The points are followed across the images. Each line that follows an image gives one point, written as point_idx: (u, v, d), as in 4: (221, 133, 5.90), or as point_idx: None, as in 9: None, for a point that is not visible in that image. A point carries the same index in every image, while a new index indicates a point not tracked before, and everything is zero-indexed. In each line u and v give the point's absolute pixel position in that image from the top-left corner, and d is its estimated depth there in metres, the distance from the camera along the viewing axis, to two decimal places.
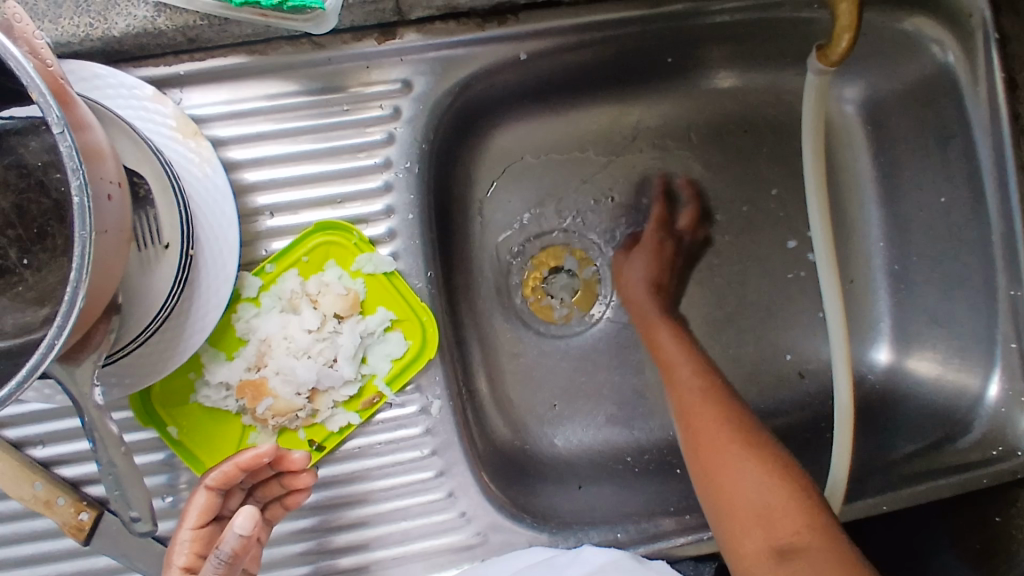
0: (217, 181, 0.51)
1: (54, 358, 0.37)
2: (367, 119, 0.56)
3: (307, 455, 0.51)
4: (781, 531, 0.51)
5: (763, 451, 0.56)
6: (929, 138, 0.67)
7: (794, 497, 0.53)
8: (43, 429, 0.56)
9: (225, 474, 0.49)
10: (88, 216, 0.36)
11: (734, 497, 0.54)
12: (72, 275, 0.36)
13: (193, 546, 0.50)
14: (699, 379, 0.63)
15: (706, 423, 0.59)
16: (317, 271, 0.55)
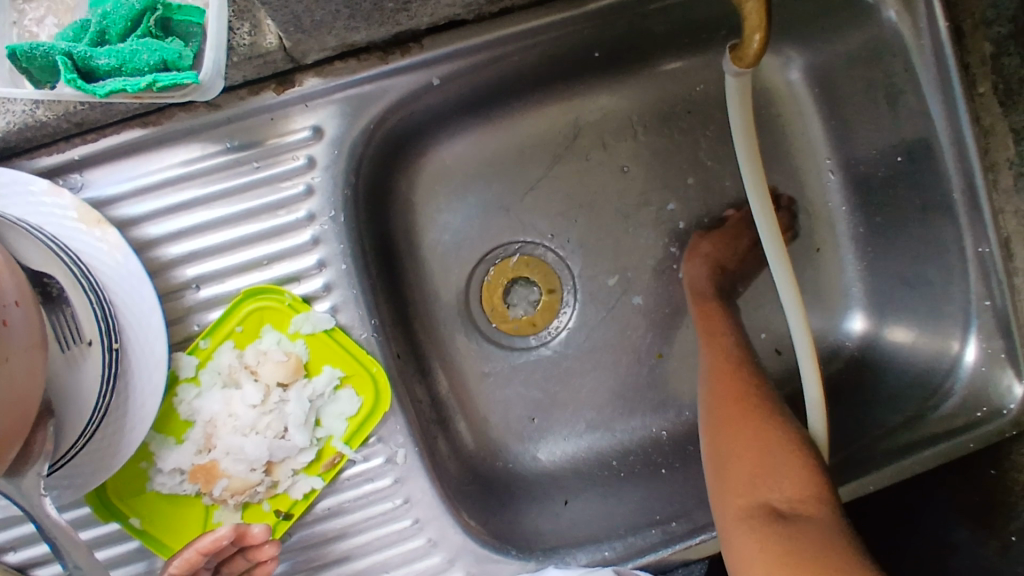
0: (130, 267, 0.49)
1: None
2: (282, 173, 0.53)
3: (268, 526, 0.49)
4: (779, 494, 0.54)
5: (777, 423, 0.59)
6: (876, 98, 0.64)
7: (801, 467, 0.55)
8: (9, 534, 0.54)
9: (187, 561, 0.48)
10: None
11: (745, 457, 0.57)
12: None
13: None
14: (739, 353, 0.65)
15: (732, 388, 0.62)
16: (254, 339, 0.53)
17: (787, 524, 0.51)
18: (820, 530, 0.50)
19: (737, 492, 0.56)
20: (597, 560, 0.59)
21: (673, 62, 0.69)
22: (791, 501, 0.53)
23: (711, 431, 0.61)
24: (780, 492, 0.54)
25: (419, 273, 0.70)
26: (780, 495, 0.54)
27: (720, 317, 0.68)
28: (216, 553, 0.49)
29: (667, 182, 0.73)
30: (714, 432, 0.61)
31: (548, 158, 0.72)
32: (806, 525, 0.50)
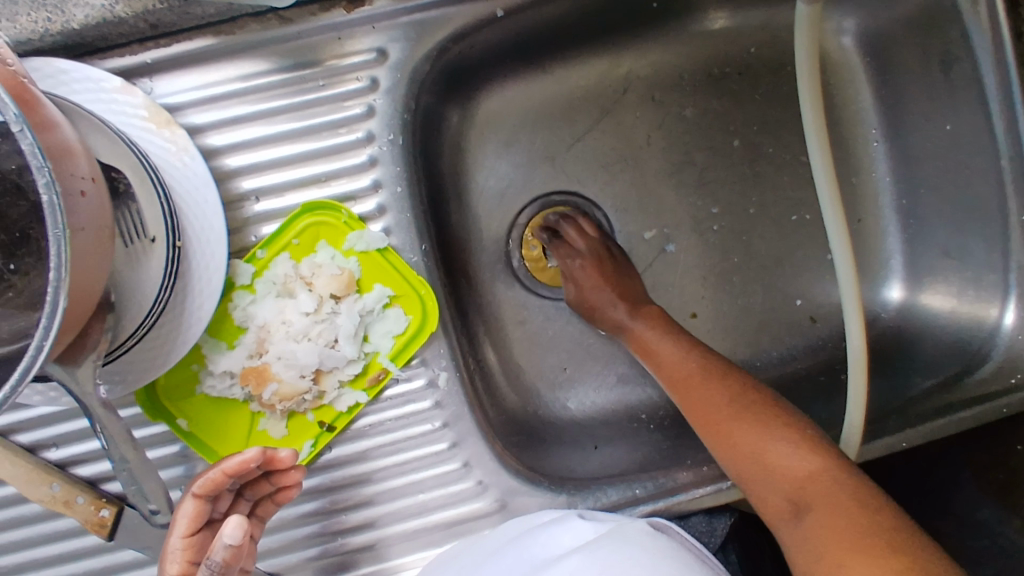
0: (196, 169, 0.50)
1: (46, 359, 0.35)
2: (344, 93, 0.54)
3: (297, 451, 0.49)
4: (789, 485, 0.52)
5: (766, 412, 0.56)
6: (930, 65, 0.63)
7: (796, 449, 0.53)
8: (54, 431, 0.56)
9: (213, 481, 0.47)
10: (60, 214, 0.34)
11: (743, 458, 0.55)
12: (51, 274, 0.34)
13: (186, 554, 0.47)
14: (683, 362, 0.63)
15: (704, 398, 0.59)
16: (309, 253, 0.54)
17: (808, 520, 0.49)
18: (841, 511, 0.48)
19: (762, 497, 0.53)
20: (627, 498, 0.59)
21: (722, 22, 0.71)
22: (799, 486, 0.51)
23: (705, 441, 0.59)
24: (788, 481, 0.52)
25: (464, 216, 0.70)
26: (789, 488, 0.51)
27: (658, 333, 0.65)
28: (241, 475, 0.49)
29: (713, 143, 0.74)
30: (705, 433, 0.59)
31: (597, 112, 0.73)
32: (823, 515, 0.48)
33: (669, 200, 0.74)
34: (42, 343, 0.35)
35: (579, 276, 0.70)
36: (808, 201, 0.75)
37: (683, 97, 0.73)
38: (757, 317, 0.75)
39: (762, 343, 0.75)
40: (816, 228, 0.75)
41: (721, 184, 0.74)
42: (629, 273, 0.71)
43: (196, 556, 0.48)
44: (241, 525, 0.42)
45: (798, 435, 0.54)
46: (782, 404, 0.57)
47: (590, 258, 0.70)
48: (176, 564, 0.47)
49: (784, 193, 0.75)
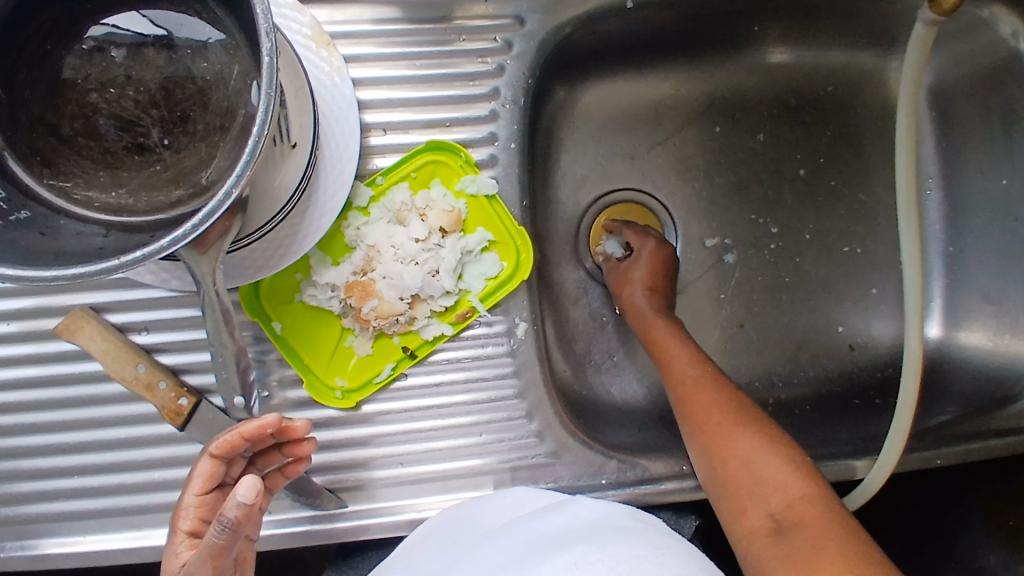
0: (344, 90, 0.54)
1: (231, 203, 0.42)
2: (481, 50, 0.59)
3: (310, 422, 0.50)
4: (776, 502, 0.51)
5: (765, 430, 0.56)
6: (993, 125, 0.69)
7: (787, 468, 0.53)
8: (148, 315, 0.57)
9: (229, 443, 0.48)
10: (275, 76, 0.40)
11: (732, 470, 0.54)
12: (256, 129, 0.40)
13: (199, 511, 0.49)
14: (692, 367, 0.62)
15: (707, 401, 0.59)
16: (425, 188, 0.59)
17: (792, 539, 0.49)
18: (826, 537, 0.47)
19: (741, 515, 0.53)
20: (673, 472, 0.62)
21: (809, 56, 0.78)
22: (785, 506, 0.51)
23: (693, 442, 0.58)
24: (774, 499, 0.51)
25: (544, 194, 0.75)
26: (776, 504, 0.51)
27: (673, 337, 0.66)
28: (256, 441, 0.50)
29: (781, 166, 0.79)
30: (696, 440, 0.58)
31: (680, 120, 0.78)
32: (811, 534, 0.48)
33: (733, 213, 0.79)
34: (231, 189, 0.41)
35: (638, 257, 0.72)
36: (859, 235, 0.79)
37: (760, 120, 0.79)
38: (798, 336, 0.78)
39: (802, 361, 0.77)
40: (865, 261, 0.79)
41: (783, 207, 0.79)
42: (671, 283, 0.73)
43: (207, 514, 0.50)
44: (254, 485, 0.41)
45: (794, 456, 0.53)
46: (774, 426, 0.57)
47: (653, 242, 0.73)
48: (188, 519, 0.49)
49: (840, 223, 0.79)
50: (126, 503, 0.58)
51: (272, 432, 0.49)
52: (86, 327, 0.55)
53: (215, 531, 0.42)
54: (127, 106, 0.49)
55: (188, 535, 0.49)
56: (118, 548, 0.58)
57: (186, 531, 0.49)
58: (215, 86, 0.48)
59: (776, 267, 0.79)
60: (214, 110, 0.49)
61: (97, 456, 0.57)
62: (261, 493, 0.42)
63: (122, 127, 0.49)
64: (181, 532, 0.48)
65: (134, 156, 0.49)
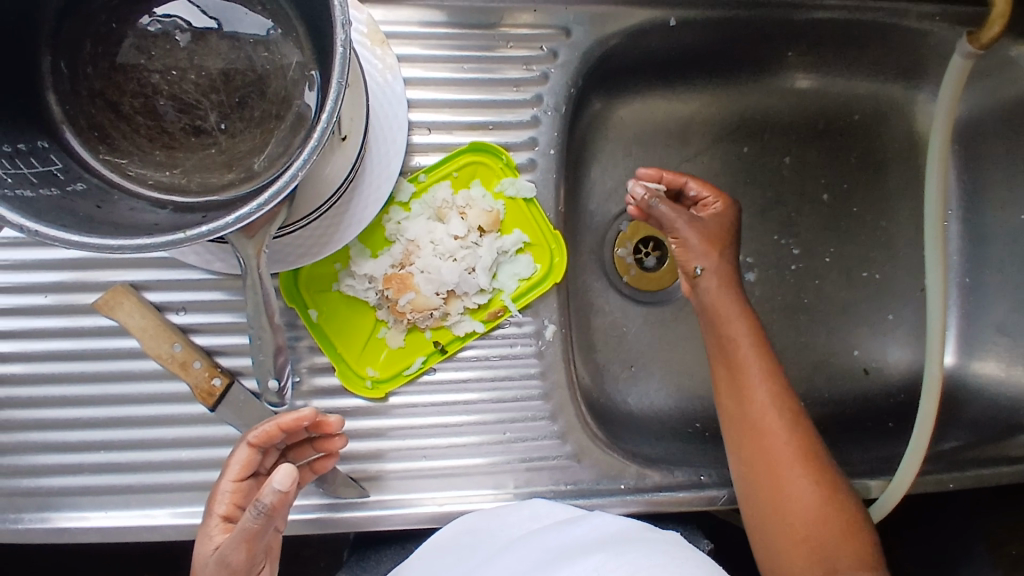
0: (395, 88, 0.56)
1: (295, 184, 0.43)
2: (525, 57, 0.61)
3: (343, 418, 0.53)
4: (839, 561, 0.55)
5: (830, 482, 0.58)
6: (1015, 159, 0.71)
7: (849, 530, 0.56)
8: (186, 295, 0.59)
9: (266, 432, 0.51)
10: (347, 65, 0.40)
11: (797, 522, 0.57)
12: (324, 116, 0.41)
13: (234, 497, 0.52)
14: (772, 407, 0.60)
15: (782, 449, 0.59)
16: (465, 187, 0.60)
17: None
18: None
19: (794, 562, 0.56)
20: (691, 481, 0.63)
21: (838, 84, 0.79)
22: (846, 567, 0.55)
23: (749, 472, 0.59)
24: (837, 559, 0.55)
25: (573, 203, 0.76)
26: (839, 561, 0.55)
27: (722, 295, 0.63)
28: (291, 433, 0.53)
29: (805, 188, 0.80)
30: (756, 480, 0.58)
31: (710, 138, 0.80)
32: None
33: (757, 232, 0.80)
34: (296, 172, 0.42)
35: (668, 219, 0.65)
36: (878, 261, 0.80)
37: (788, 143, 0.80)
38: (814, 357, 0.79)
39: (817, 381, 0.78)
40: (883, 287, 0.80)
41: (806, 229, 0.80)
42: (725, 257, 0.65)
43: (241, 500, 0.52)
44: (289, 473, 0.45)
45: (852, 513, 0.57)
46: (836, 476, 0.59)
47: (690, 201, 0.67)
48: (224, 504, 0.52)
49: (860, 249, 0.80)
50: (150, 480, 0.58)
51: (307, 425, 0.53)
52: (126, 303, 0.56)
53: (250, 517, 0.45)
54: (187, 89, 0.50)
55: (222, 520, 0.51)
56: (139, 524, 0.58)
57: (221, 515, 0.51)
58: (274, 76, 0.50)
59: (795, 287, 0.80)
60: (271, 99, 0.50)
61: (126, 432, 0.58)
62: (294, 480, 0.45)
63: (181, 108, 0.50)
64: (215, 516, 0.51)
65: (191, 137, 0.50)
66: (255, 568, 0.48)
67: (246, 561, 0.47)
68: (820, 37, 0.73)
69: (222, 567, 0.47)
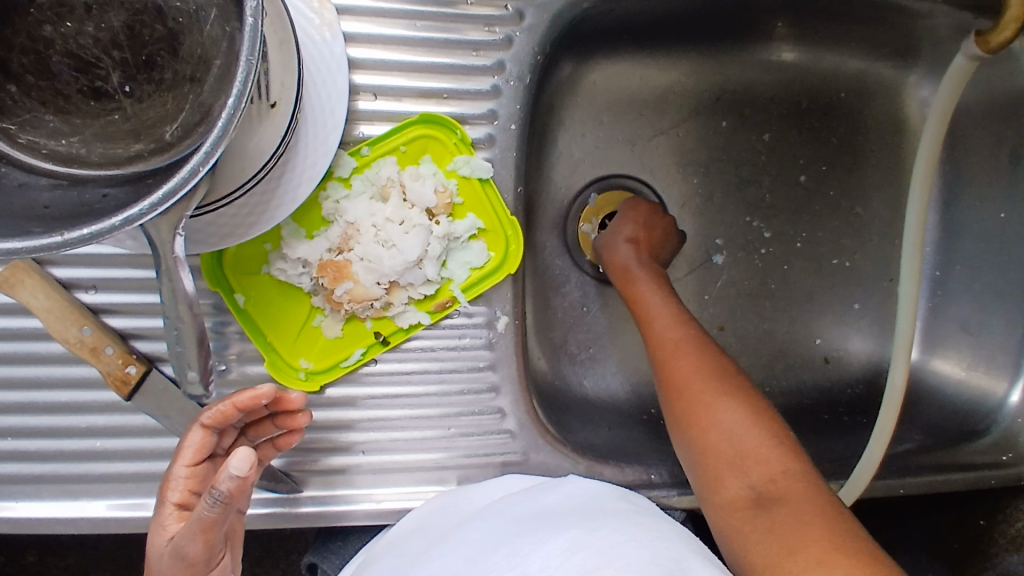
0: (335, 48, 0.50)
1: (194, 184, 0.36)
2: (488, 17, 0.54)
3: (306, 395, 0.49)
4: (756, 474, 0.48)
5: (742, 392, 0.53)
6: (998, 155, 0.66)
7: (768, 442, 0.50)
8: (97, 272, 0.52)
9: (222, 412, 0.47)
10: (258, 40, 0.35)
11: (715, 443, 0.51)
12: (231, 100, 0.36)
13: (189, 483, 0.49)
14: (674, 329, 0.59)
15: (688, 368, 0.56)
16: (414, 163, 0.54)
17: (773, 512, 0.46)
18: (806, 512, 0.45)
19: (716, 488, 0.50)
20: (642, 480, 0.61)
21: (825, 58, 0.74)
22: (766, 479, 0.48)
23: (675, 416, 0.55)
24: (757, 472, 0.48)
25: (537, 175, 0.71)
26: (758, 474, 0.48)
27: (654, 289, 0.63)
28: (249, 412, 0.49)
29: (781, 168, 0.75)
30: (672, 408, 0.55)
31: (684, 110, 0.74)
32: (796, 513, 0.45)
33: (728, 213, 0.76)
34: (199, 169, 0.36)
35: (626, 222, 0.69)
36: (850, 248, 0.76)
37: (767, 118, 0.75)
38: (776, 344, 0.76)
39: (776, 369, 0.75)
40: (853, 277, 0.76)
41: (778, 212, 0.76)
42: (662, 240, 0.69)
43: (197, 485, 0.50)
44: (249, 457, 0.41)
45: (780, 431, 0.51)
46: (757, 392, 0.54)
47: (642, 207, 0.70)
48: (178, 491, 0.49)
49: (833, 234, 0.76)
50: (62, 471, 0.54)
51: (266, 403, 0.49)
52: (28, 281, 0.49)
53: (208, 504, 0.42)
54: (84, 44, 0.41)
55: (177, 507, 0.49)
56: (50, 517, 0.54)
57: (175, 503, 0.49)
58: (188, 30, 0.42)
59: (763, 272, 0.76)
60: (185, 58, 0.43)
61: (33, 419, 0.53)
62: (255, 464, 0.41)
63: (78, 67, 0.42)
64: (169, 503, 0.48)
65: (89, 101, 0.42)
66: (214, 557, 0.47)
67: (204, 551, 0.45)
68: (808, 7, 0.68)
69: (178, 560, 0.45)
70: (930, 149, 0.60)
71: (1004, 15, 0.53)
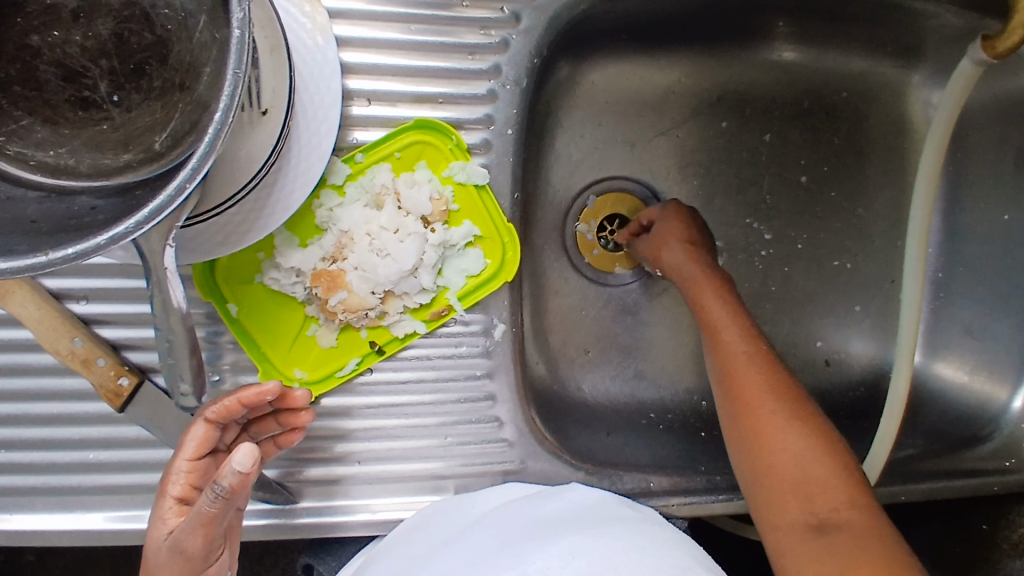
0: (327, 53, 0.49)
1: (178, 204, 0.35)
2: (484, 20, 0.53)
3: (310, 392, 0.49)
4: (821, 502, 0.47)
5: (807, 412, 0.52)
6: (1004, 158, 0.65)
7: (835, 470, 0.48)
8: (88, 282, 0.52)
9: (226, 407, 0.47)
10: (245, 53, 0.34)
11: (779, 465, 0.50)
12: (218, 116, 0.35)
13: (189, 477, 0.48)
14: (741, 341, 0.57)
15: (753, 383, 0.54)
16: (408, 170, 0.53)
17: (837, 542, 0.45)
18: (870, 547, 0.44)
19: (774, 509, 0.49)
20: (641, 488, 0.60)
21: (827, 57, 0.73)
22: (831, 508, 0.47)
23: (735, 430, 0.53)
24: (820, 499, 0.47)
25: (536, 177, 0.70)
26: (823, 503, 0.47)
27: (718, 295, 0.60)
28: (253, 408, 0.48)
29: (783, 169, 0.74)
30: (733, 422, 0.54)
31: (685, 110, 0.73)
32: (860, 547, 0.44)
33: (729, 215, 0.75)
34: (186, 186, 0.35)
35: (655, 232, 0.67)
36: (852, 250, 0.75)
37: (769, 119, 0.74)
38: (777, 347, 0.75)
39: None
40: (854, 279, 0.75)
41: (780, 214, 0.75)
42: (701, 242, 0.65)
43: (198, 480, 0.48)
44: (252, 453, 0.41)
45: (845, 458, 0.49)
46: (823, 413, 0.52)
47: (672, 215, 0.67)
48: (178, 485, 0.47)
49: (835, 235, 0.75)
50: (55, 482, 0.53)
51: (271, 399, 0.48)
52: (19, 292, 0.49)
53: (209, 499, 0.42)
54: (71, 53, 0.40)
55: (177, 502, 0.47)
56: (43, 529, 0.53)
57: (175, 497, 0.47)
58: (178, 38, 0.41)
59: (764, 274, 0.75)
60: (174, 65, 0.42)
61: (24, 431, 0.52)
62: (258, 460, 0.41)
63: (65, 76, 0.41)
64: (169, 497, 0.47)
65: (77, 111, 0.41)
66: (211, 554, 0.46)
67: (202, 546, 0.44)
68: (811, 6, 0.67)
69: (175, 555, 0.44)
70: (935, 154, 0.59)
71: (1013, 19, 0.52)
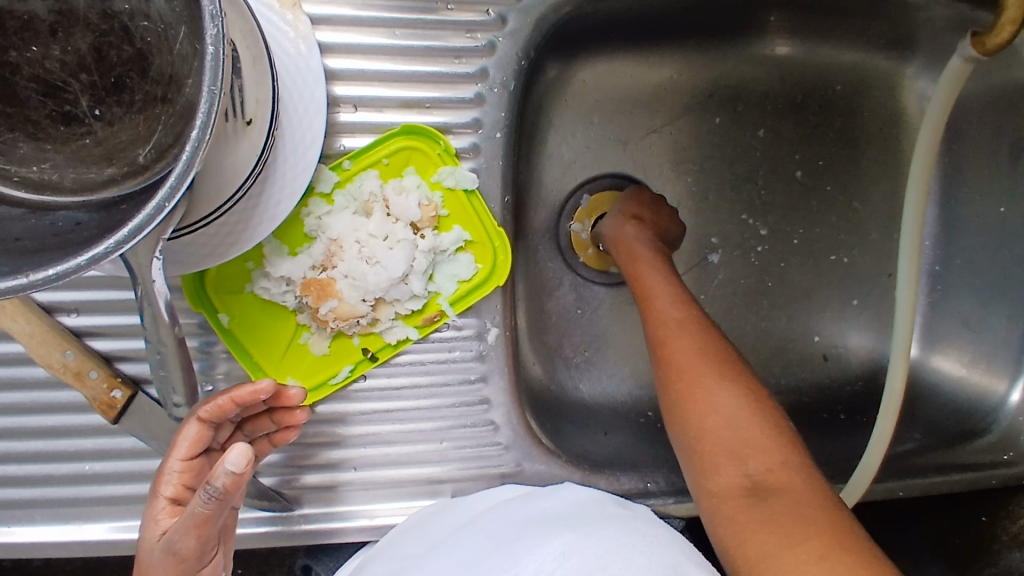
0: (311, 62, 0.48)
1: (158, 223, 0.35)
2: (470, 23, 0.52)
3: (305, 392, 0.49)
4: (754, 463, 0.46)
5: (740, 378, 0.52)
6: (998, 151, 0.65)
7: (766, 433, 0.48)
8: (79, 296, 0.52)
9: (220, 407, 0.46)
10: (220, 70, 0.34)
11: (713, 429, 0.49)
12: (195, 133, 0.34)
13: (183, 477, 0.47)
14: (678, 311, 0.57)
15: (686, 351, 0.54)
16: (397, 176, 0.53)
17: (770, 501, 0.44)
18: (803, 505, 0.43)
19: (708, 475, 0.48)
20: (638, 488, 0.60)
21: (819, 50, 0.72)
22: (763, 469, 0.46)
23: (669, 399, 0.53)
24: (753, 460, 0.46)
25: (528, 178, 0.69)
26: (756, 464, 0.46)
27: (657, 269, 0.61)
28: (247, 407, 0.48)
29: (776, 164, 0.74)
30: (667, 391, 0.53)
31: (676, 106, 0.73)
32: (794, 505, 0.43)
33: (723, 211, 0.74)
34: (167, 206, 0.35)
35: (619, 214, 0.67)
36: (848, 244, 0.75)
37: (761, 113, 0.74)
38: (774, 343, 0.74)
39: (774, 368, 0.74)
40: (850, 273, 0.75)
41: (774, 209, 0.74)
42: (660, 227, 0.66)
43: (192, 480, 0.48)
44: (246, 452, 0.40)
45: (777, 422, 0.49)
46: (756, 380, 0.52)
47: (636, 199, 0.67)
48: (171, 485, 0.47)
49: (831, 229, 0.75)
50: (53, 495, 0.53)
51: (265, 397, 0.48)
52: (7, 306, 0.48)
53: (202, 500, 0.41)
54: (51, 68, 0.40)
55: (170, 502, 0.47)
56: (43, 541, 0.53)
57: (168, 497, 0.47)
58: (157, 50, 0.41)
59: (760, 270, 0.75)
60: (155, 78, 0.41)
61: (20, 444, 0.52)
62: (252, 460, 0.41)
63: (46, 92, 0.40)
64: (163, 497, 0.47)
65: (59, 127, 0.41)
66: (206, 554, 0.45)
67: (197, 547, 0.44)
68: None
69: (169, 557, 0.43)
70: (927, 149, 0.58)
71: (1002, 15, 0.51)
